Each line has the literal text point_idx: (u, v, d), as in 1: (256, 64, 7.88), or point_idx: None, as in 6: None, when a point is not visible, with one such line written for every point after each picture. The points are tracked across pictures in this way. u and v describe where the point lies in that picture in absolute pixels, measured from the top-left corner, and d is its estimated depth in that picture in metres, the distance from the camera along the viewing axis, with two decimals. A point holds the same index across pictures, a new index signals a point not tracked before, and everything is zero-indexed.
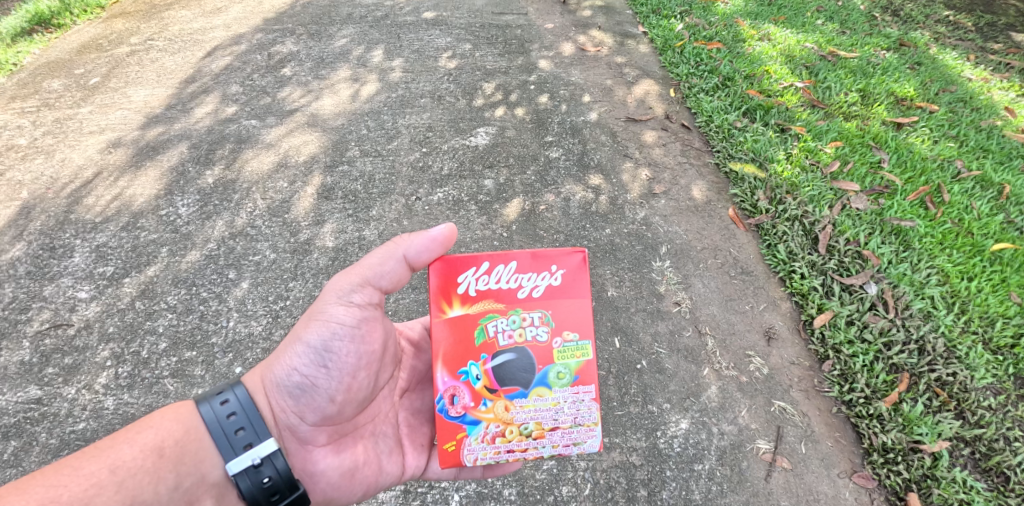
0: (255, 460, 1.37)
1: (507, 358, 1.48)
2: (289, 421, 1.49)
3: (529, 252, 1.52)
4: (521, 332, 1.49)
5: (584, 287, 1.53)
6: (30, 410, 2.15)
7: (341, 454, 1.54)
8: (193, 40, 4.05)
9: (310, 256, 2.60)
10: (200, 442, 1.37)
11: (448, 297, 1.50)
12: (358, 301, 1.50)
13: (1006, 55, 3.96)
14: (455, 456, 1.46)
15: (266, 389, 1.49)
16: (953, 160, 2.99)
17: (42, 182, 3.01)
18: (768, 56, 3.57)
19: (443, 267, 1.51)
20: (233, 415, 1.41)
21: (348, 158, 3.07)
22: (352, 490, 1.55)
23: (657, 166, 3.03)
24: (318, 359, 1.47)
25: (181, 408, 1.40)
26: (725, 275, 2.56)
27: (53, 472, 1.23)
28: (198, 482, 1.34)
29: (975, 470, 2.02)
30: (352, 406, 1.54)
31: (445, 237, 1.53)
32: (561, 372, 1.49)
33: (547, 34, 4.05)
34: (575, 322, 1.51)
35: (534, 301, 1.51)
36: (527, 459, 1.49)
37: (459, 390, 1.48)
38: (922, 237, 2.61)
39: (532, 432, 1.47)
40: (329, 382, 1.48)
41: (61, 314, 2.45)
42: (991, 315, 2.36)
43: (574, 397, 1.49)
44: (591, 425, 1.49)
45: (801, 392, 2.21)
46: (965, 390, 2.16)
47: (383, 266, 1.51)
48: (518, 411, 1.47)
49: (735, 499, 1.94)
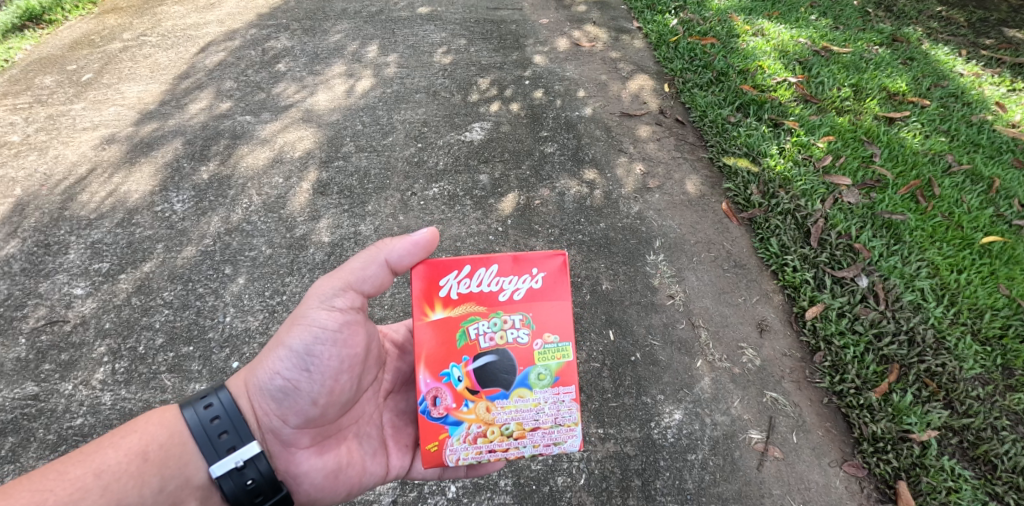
0: (239, 463, 1.38)
1: (488, 360, 1.50)
2: (272, 424, 1.50)
3: (510, 255, 1.54)
4: (502, 334, 1.51)
5: (565, 290, 1.54)
6: (27, 406, 2.16)
7: (325, 455, 1.55)
8: (186, 36, 4.03)
9: (306, 252, 2.61)
10: (184, 446, 1.38)
11: (430, 300, 1.51)
12: (340, 305, 1.51)
13: (997, 50, 4.00)
14: (437, 456, 1.48)
15: (249, 392, 1.50)
16: (944, 154, 3.02)
17: (35, 179, 3.00)
18: (761, 51, 3.57)
19: (426, 270, 1.51)
20: (217, 418, 1.42)
21: (344, 153, 3.08)
22: (336, 491, 1.57)
23: (651, 160, 3.05)
24: (300, 362, 1.48)
25: (166, 413, 1.41)
26: (719, 268, 2.58)
27: (39, 477, 1.24)
28: (183, 485, 1.35)
29: (963, 458, 2.05)
30: (334, 408, 1.55)
31: (427, 241, 1.54)
32: (542, 373, 1.51)
33: (541, 30, 4.06)
34: (556, 324, 1.53)
35: (515, 304, 1.53)
36: (508, 458, 1.51)
37: (442, 392, 1.49)
38: (912, 230, 2.64)
39: (513, 433, 1.49)
40: (312, 385, 1.49)
41: (57, 311, 2.45)
42: (980, 307, 2.39)
43: (554, 397, 1.51)
44: (571, 424, 1.51)
45: (793, 383, 2.24)
46: (953, 381, 2.19)
47: (364, 271, 1.53)
48: (500, 412, 1.49)
49: (728, 488, 1.96)
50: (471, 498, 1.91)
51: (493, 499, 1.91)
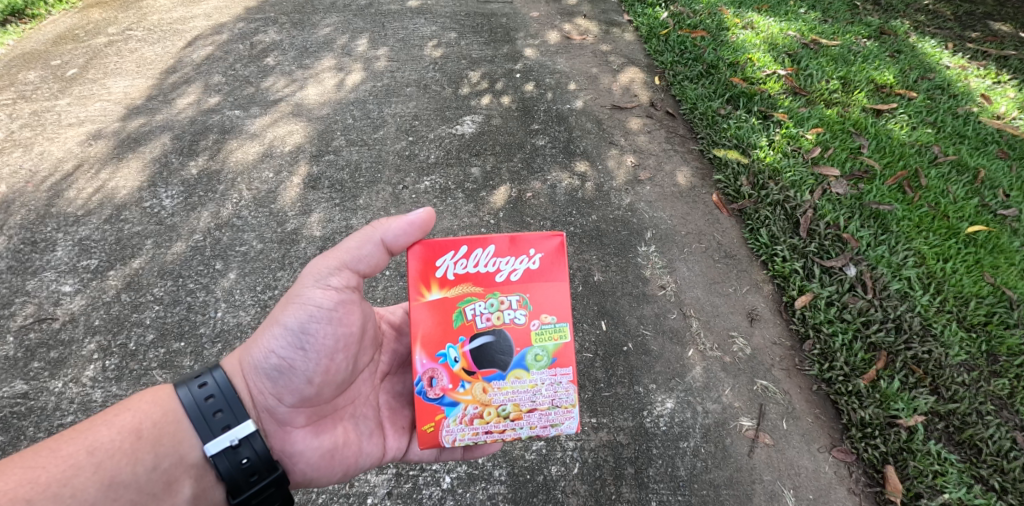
0: (234, 442, 1.38)
1: (485, 340, 1.51)
2: (267, 402, 1.50)
3: (507, 236, 1.54)
4: (499, 314, 1.52)
5: (561, 271, 1.55)
6: (16, 404, 2.14)
7: (321, 434, 1.55)
8: (172, 30, 3.99)
9: (298, 246, 2.60)
10: (178, 425, 1.37)
11: (427, 281, 1.51)
12: (335, 284, 1.51)
13: (983, 43, 4.04)
14: (434, 437, 1.49)
15: (244, 371, 1.50)
16: (930, 145, 3.06)
17: (20, 175, 2.96)
18: (750, 44, 3.60)
19: (422, 250, 1.52)
20: (211, 397, 1.41)
21: (335, 147, 3.06)
22: (332, 471, 1.57)
23: (642, 153, 3.07)
24: (295, 341, 1.48)
25: (160, 392, 1.41)
26: (709, 259, 2.61)
27: (32, 454, 1.24)
28: (177, 463, 1.34)
29: (949, 443, 2.08)
30: (330, 388, 1.55)
31: (423, 221, 1.54)
32: (539, 354, 1.52)
33: (532, 23, 4.05)
34: (553, 306, 1.54)
35: (512, 284, 1.53)
36: (505, 440, 1.52)
37: (438, 372, 1.50)
38: (899, 220, 2.67)
39: (510, 414, 1.50)
40: (307, 364, 1.49)
41: (45, 308, 2.43)
42: (965, 295, 2.44)
43: (552, 379, 1.52)
44: (568, 406, 1.53)
45: (783, 370, 2.27)
46: (940, 367, 2.22)
47: (360, 250, 1.52)
48: (497, 393, 1.50)
49: (720, 475, 1.98)
50: (466, 488, 1.93)
51: (488, 489, 1.93)
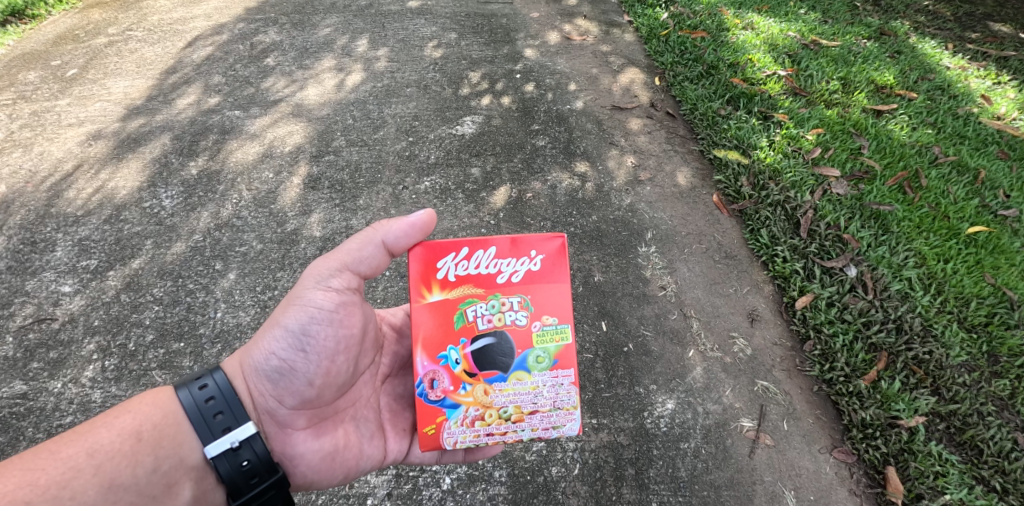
0: (234, 444, 1.37)
1: (486, 342, 1.50)
2: (268, 404, 1.49)
3: (508, 237, 1.54)
4: (500, 316, 1.52)
5: (563, 273, 1.55)
6: (15, 405, 2.13)
7: (322, 437, 1.55)
8: (172, 30, 3.99)
9: (298, 246, 2.60)
10: (178, 427, 1.37)
11: (428, 283, 1.51)
12: (336, 285, 1.51)
13: (983, 43, 4.04)
14: (435, 439, 1.49)
15: (244, 373, 1.49)
16: (930, 146, 3.05)
17: (20, 175, 2.96)
18: (751, 44, 3.60)
19: (423, 251, 1.52)
20: (212, 399, 1.40)
21: (335, 148, 3.06)
22: (332, 473, 1.56)
23: (642, 153, 3.07)
24: (296, 342, 1.47)
25: (160, 394, 1.40)
26: (709, 259, 2.60)
27: (31, 456, 1.23)
28: (177, 465, 1.34)
29: (951, 443, 2.08)
30: (331, 390, 1.55)
31: (423, 223, 1.54)
32: (540, 356, 1.52)
33: (532, 23, 4.05)
34: (555, 307, 1.54)
35: (513, 286, 1.53)
36: (507, 442, 1.52)
37: (439, 374, 1.49)
38: (900, 221, 2.67)
39: (512, 416, 1.50)
40: (308, 366, 1.48)
41: (45, 308, 2.42)
42: (966, 295, 2.43)
43: (553, 380, 1.51)
44: (570, 408, 1.52)
45: (784, 371, 2.26)
46: (941, 367, 2.22)
47: (361, 252, 1.52)
48: (498, 395, 1.50)
49: (721, 476, 1.98)
50: (466, 489, 1.92)
51: (489, 490, 1.92)
